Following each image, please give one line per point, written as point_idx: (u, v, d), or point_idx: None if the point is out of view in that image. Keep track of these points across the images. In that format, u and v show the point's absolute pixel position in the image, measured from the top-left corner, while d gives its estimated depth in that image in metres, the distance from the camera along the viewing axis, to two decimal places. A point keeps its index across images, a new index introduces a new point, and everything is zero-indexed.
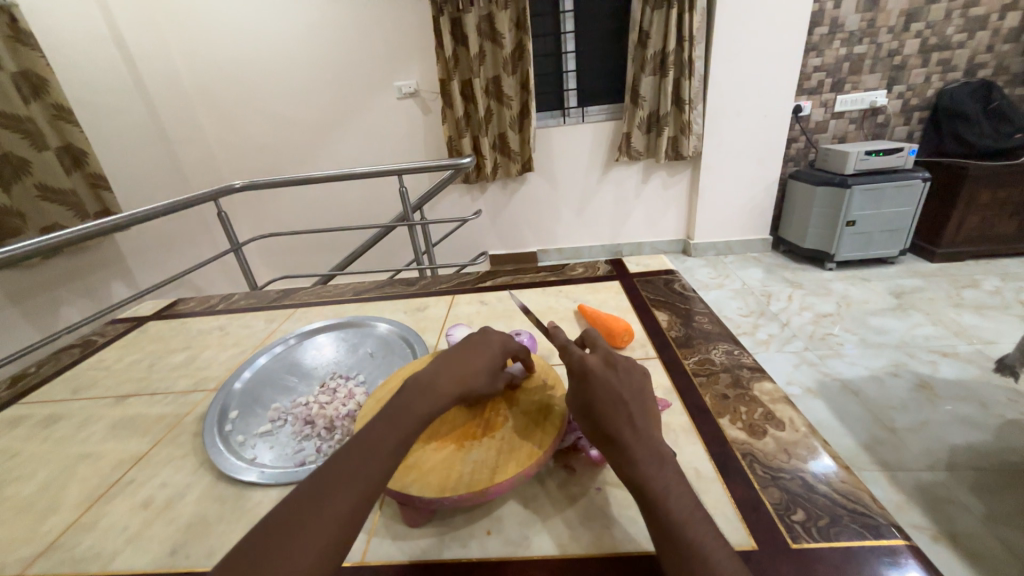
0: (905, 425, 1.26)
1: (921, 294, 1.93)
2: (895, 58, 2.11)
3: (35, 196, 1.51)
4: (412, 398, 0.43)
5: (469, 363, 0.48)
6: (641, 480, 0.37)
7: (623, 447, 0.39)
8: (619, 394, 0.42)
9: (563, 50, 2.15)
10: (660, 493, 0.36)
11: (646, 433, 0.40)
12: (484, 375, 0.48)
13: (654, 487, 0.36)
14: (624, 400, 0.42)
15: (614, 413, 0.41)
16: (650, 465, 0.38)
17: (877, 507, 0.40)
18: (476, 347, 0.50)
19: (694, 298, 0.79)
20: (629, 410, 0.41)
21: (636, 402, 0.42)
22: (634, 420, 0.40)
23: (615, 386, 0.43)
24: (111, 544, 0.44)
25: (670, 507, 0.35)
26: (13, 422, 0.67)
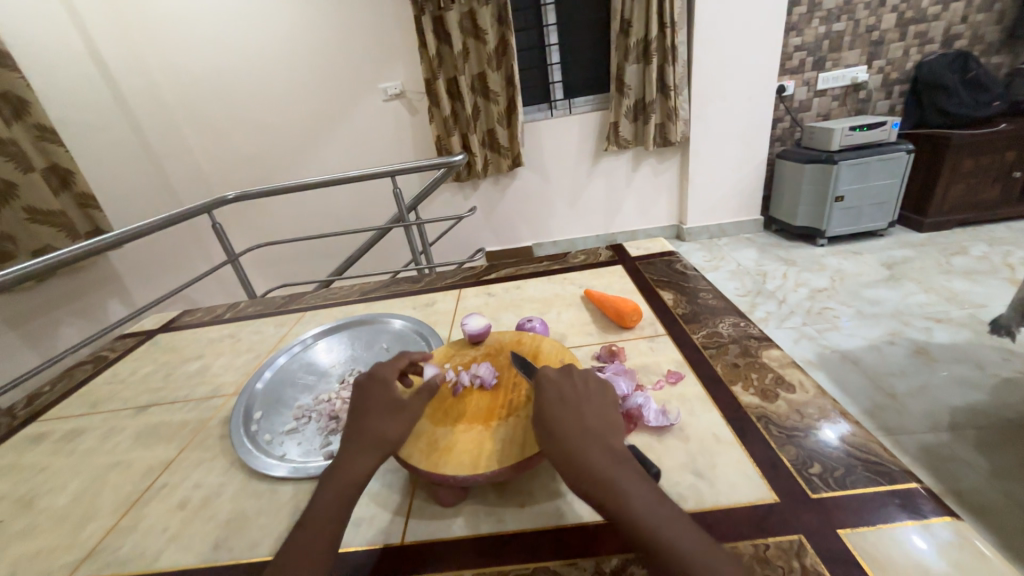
0: (905, 391, 1.29)
1: (912, 263, 1.97)
2: (874, 34, 2.14)
3: (25, 219, 1.50)
4: (329, 473, 0.41)
5: (366, 415, 0.44)
6: (597, 483, 0.35)
7: (574, 450, 0.37)
8: (558, 401, 0.42)
9: (546, 43, 2.16)
10: (619, 493, 0.34)
11: (595, 432, 0.38)
12: (390, 414, 0.45)
13: (613, 488, 0.34)
14: (572, 402, 0.41)
15: (561, 419, 0.40)
16: (605, 463, 0.36)
17: (889, 455, 0.42)
18: (365, 398, 0.46)
19: (696, 276, 0.81)
20: (577, 413, 0.40)
21: (583, 404, 0.41)
22: (581, 422, 0.39)
23: (561, 391, 0.43)
24: (154, 544, 0.46)
25: (631, 506, 0.33)
26: (35, 438, 0.68)
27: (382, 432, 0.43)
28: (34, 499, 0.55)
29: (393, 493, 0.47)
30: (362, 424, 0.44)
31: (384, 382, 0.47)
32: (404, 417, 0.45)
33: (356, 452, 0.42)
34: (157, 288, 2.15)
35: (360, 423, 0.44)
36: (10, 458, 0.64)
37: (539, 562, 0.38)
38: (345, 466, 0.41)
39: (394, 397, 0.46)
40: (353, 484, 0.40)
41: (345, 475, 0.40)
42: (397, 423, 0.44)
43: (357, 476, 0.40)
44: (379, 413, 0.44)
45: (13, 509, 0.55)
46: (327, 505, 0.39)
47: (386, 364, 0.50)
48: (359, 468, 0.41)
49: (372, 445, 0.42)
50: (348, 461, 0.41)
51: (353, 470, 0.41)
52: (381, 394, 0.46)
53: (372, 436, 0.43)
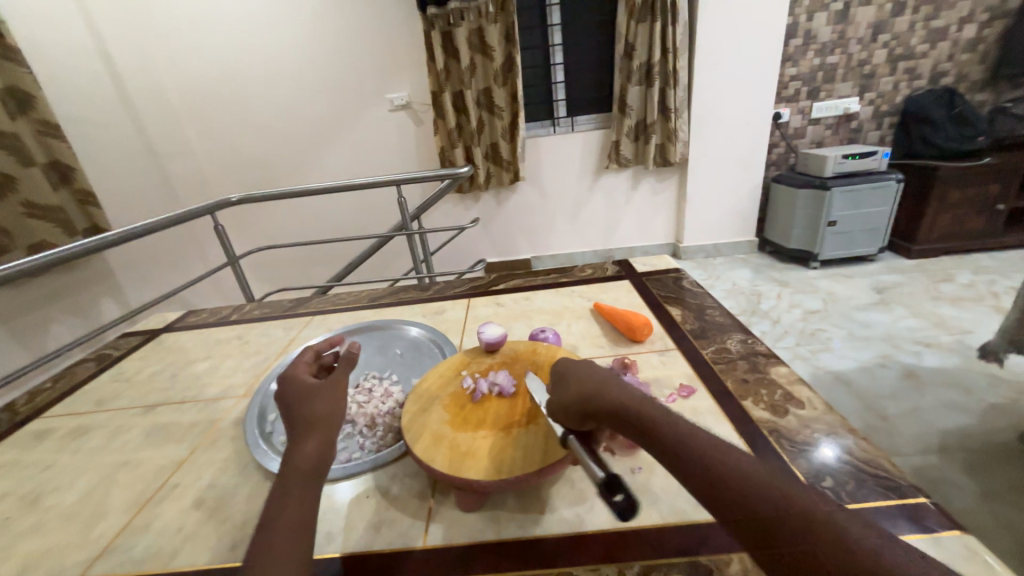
0: (896, 413, 1.32)
1: (901, 289, 2.02)
2: (865, 68, 2.23)
3: (21, 213, 1.48)
4: (281, 469, 0.42)
5: (295, 410, 0.47)
6: (641, 412, 0.34)
7: (609, 389, 0.37)
8: (580, 364, 0.43)
9: (551, 62, 2.22)
10: (663, 420, 0.33)
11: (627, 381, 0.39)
12: (314, 395, 0.48)
13: (657, 415, 0.33)
14: (595, 364, 0.42)
15: (591, 372, 0.40)
16: (643, 399, 0.35)
17: (897, 470, 0.44)
18: (287, 398, 0.49)
19: (702, 293, 0.83)
20: (603, 370, 0.41)
21: (607, 365, 0.42)
22: (610, 374, 0.40)
23: (582, 357, 0.44)
24: (169, 543, 0.45)
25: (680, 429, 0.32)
26: (38, 435, 0.67)
27: (314, 415, 0.45)
28: (40, 497, 0.55)
29: (411, 497, 0.48)
30: (298, 417, 0.46)
31: (297, 380, 0.50)
32: (334, 397, 0.48)
33: (300, 441, 0.44)
34: (152, 288, 2.13)
35: (300, 417, 0.46)
36: (13, 455, 0.63)
37: (561, 568, 0.39)
38: (293, 455, 0.43)
39: (309, 385, 0.49)
40: (306, 465, 0.41)
41: (294, 463, 0.42)
42: (327, 402, 0.47)
43: (308, 459, 0.42)
44: (309, 403, 0.47)
45: (19, 506, 0.54)
46: (291, 491, 0.40)
47: (295, 366, 0.53)
48: (306, 452, 0.42)
49: (310, 429, 0.44)
50: (300, 449, 0.43)
51: (301, 455, 0.42)
52: (298, 388, 0.49)
53: (307, 422, 0.45)
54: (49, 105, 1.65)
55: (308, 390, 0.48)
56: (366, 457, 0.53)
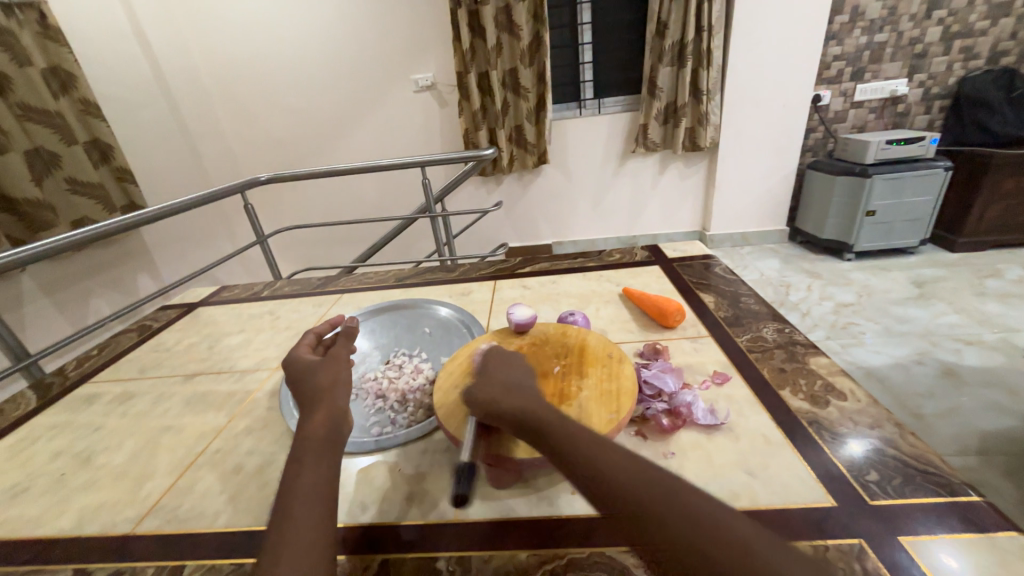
0: (932, 412, 1.27)
1: (942, 283, 1.93)
2: (917, 46, 2.09)
3: (66, 190, 1.53)
4: (296, 441, 0.43)
5: (301, 388, 0.48)
6: (530, 421, 0.39)
7: (509, 401, 0.42)
8: (487, 371, 0.48)
9: (579, 41, 2.15)
10: (548, 425, 0.38)
11: (524, 389, 0.44)
12: (315, 371, 0.49)
13: (541, 422, 0.39)
14: (501, 372, 0.48)
15: (495, 382, 0.46)
16: (535, 405, 0.41)
17: (948, 467, 0.42)
18: (294, 377, 0.50)
19: (736, 280, 0.81)
20: (507, 379, 0.46)
21: (510, 373, 0.48)
22: (511, 383, 0.45)
23: (493, 363, 0.49)
24: (212, 505, 0.47)
25: (557, 433, 0.37)
26: (87, 399, 0.71)
27: (318, 390, 0.47)
28: (92, 456, 0.58)
29: (441, 472, 0.48)
30: (306, 396, 0.47)
31: (298, 360, 0.52)
32: (336, 372, 0.49)
33: (310, 415, 0.45)
34: (185, 265, 2.20)
35: (308, 392, 0.47)
36: (64, 416, 0.67)
37: (594, 548, 0.39)
38: (305, 426, 0.44)
39: (311, 363, 0.51)
40: (318, 434, 0.43)
41: (306, 435, 0.43)
42: (330, 376, 0.49)
43: (319, 429, 0.43)
44: (314, 378, 0.48)
45: (73, 464, 0.57)
46: (306, 459, 0.40)
47: (296, 349, 0.54)
48: (316, 423, 0.44)
49: (316, 404, 0.46)
50: (311, 420, 0.44)
51: (312, 427, 0.43)
52: (301, 367, 0.51)
53: (314, 398, 0.46)
54: (88, 85, 1.70)
55: (312, 367, 0.50)
56: (397, 431, 0.54)
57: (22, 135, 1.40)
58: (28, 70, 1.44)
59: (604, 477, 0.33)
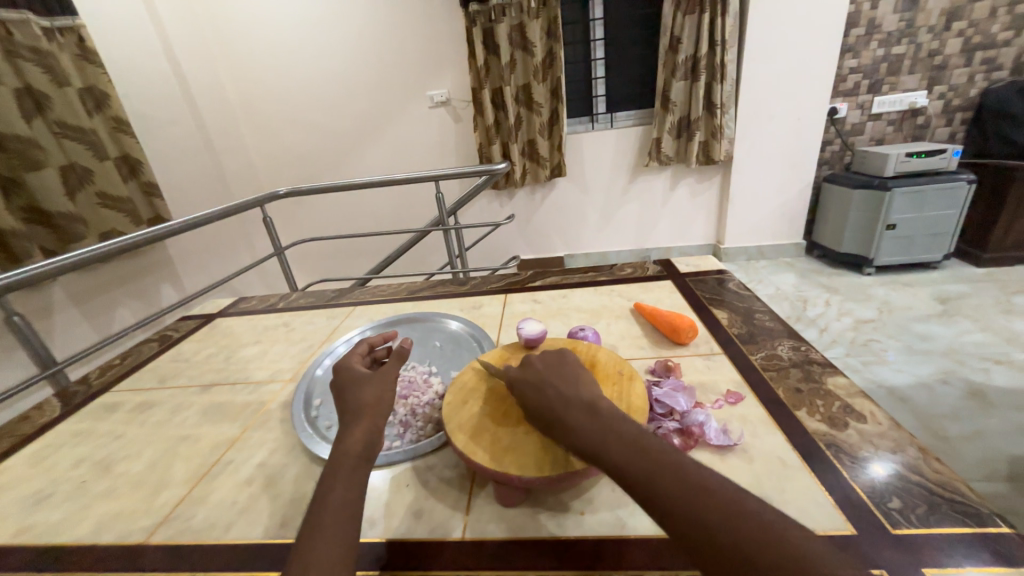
0: (959, 434, 1.22)
1: (969, 300, 1.86)
2: (936, 58, 2.06)
3: (96, 203, 1.60)
4: (331, 454, 0.43)
5: (347, 398, 0.48)
6: (588, 445, 0.37)
7: (564, 423, 0.39)
8: (537, 385, 0.44)
9: (592, 57, 2.18)
10: (607, 451, 0.36)
11: (578, 401, 0.41)
12: (362, 384, 0.49)
13: (603, 449, 0.36)
14: (551, 382, 0.44)
15: (543, 400, 0.42)
16: (588, 427, 0.38)
17: (976, 496, 0.40)
18: (342, 386, 0.50)
19: (750, 296, 0.80)
20: (557, 391, 0.42)
21: (559, 383, 0.44)
22: (559, 397, 0.42)
23: (538, 374, 0.45)
24: (225, 516, 0.48)
25: (619, 458, 0.35)
26: (109, 407, 0.73)
27: (363, 403, 0.46)
28: (111, 464, 0.59)
29: (450, 488, 0.48)
30: (347, 407, 0.47)
31: (351, 370, 0.52)
32: (382, 386, 0.49)
33: (347, 429, 0.44)
34: (205, 275, 2.26)
35: (349, 405, 0.47)
36: (87, 424, 0.69)
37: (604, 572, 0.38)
38: (343, 439, 0.44)
39: (362, 374, 0.50)
40: (354, 449, 0.42)
41: (342, 450, 0.42)
42: (375, 390, 0.48)
43: (355, 444, 0.43)
44: (360, 391, 0.48)
45: (92, 472, 0.58)
46: (339, 477, 0.40)
47: (348, 356, 0.54)
48: (354, 438, 0.43)
49: (357, 417, 0.45)
50: (347, 434, 0.44)
51: (349, 441, 0.43)
52: (352, 376, 0.50)
53: (357, 410, 0.46)
54: (121, 104, 1.77)
55: (360, 379, 0.50)
56: (406, 446, 0.54)
57: (57, 152, 1.47)
58: (66, 89, 1.51)
59: (679, 510, 0.31)
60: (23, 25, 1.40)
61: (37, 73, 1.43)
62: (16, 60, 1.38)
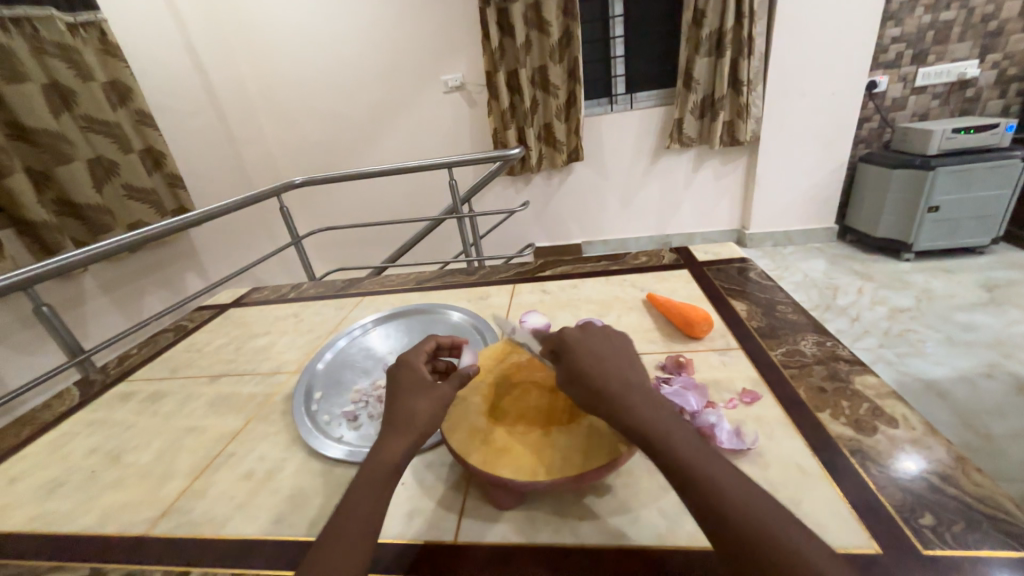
0: (1002, 431, 1.14)
1: (1018, 287, 1.73)
2: (990, 24, 1.88)
3: (122, 195, 1.64)
4: (367, 459, 0.40)
5: (396, 398, 0.44)
6: (646, 432, 0.35)
7: (622, 403, 0.37)
8: (592, 356, 0.41)
9: (611, 35, 2.09)
10: (667, 442, 0.34)
11: (636, 384, 0.38)
12: (418, 390, 0.44)
13: (664, 439, 0.34)
14: (612, 364, 0.40)
15: (600, 373, 0.39)
16: (649, 414, 0.36)
17: (1022, 514, 0.36)
18: (395, 384, 0.45)
19: (772, 287, 0.75)
20: (614, 368, 0.40)
21: (615, 361, 0.41)
22: (615, 375, 0.39)
23: (592, 346, 0.42)
24: (222, 511, 0.48)
25: (680, 452, 0.33)
26: (123, 397, 0.74)
27: (412, 411, 0.42)
28: (121, 454, 0.60)
29: (446, 489, 0.46)
30: (392, 409, 0.43)
31: (411, 366, 0.46)
32: (435, 395, 0.44)
33: (386, 436, 0.41)
34: (228, 265, 2.31)
35: (398, 409, 0.43)
36: (102, 414, 0.71)
37: None
38: (380, 448, 0.40)
39: (422, 377, 0.45)
40: (388, 463, 0.39)
41: (377, 459, 0.40)
42: (427, 400, 0.43)
43: (390, 457, 0.40)
44: (414, 396, 0.43)
45: (103, 461, 0.59)
46: (367, 487, 0.38)
47: (413, 351, 0.49)
48: (390, 450, 0.40)
49: (400, 425, 0.41)
50: (385, 442, 0.41)
51: (385, 451, 0.40)
52: (409, 375, 0.46)
53: (403, 417, 0.42)
54: (144, 97, 1.80)
55: (420, 382, 0.45)
56: None
57: (85, 145, 1.51)
58: (91, 84, 1.54)
59: (738, 514, 0.30)
60: (47, 21, 1.43)
61: (63, 70, 1.46)
62: (41, 56, 1.41)
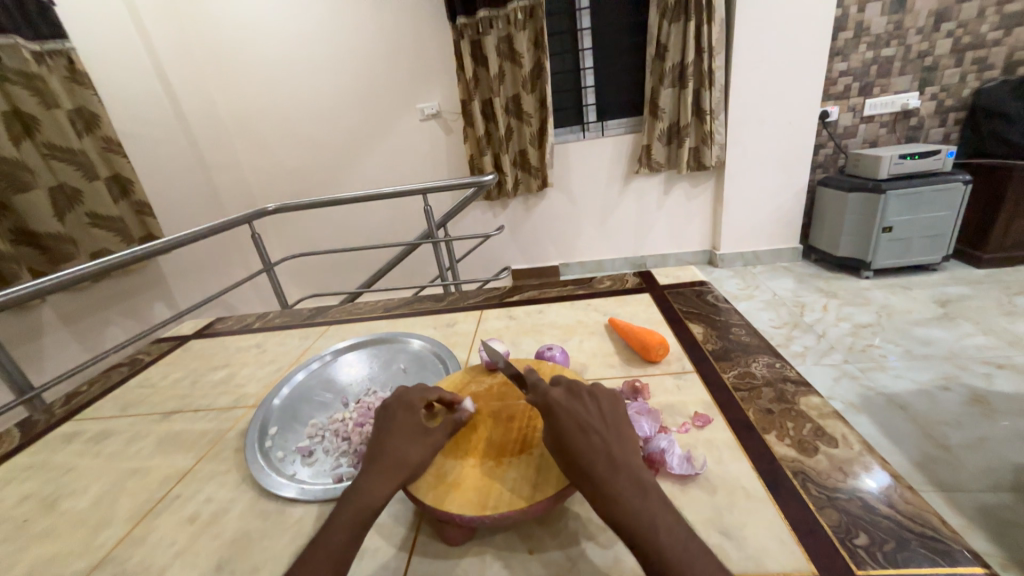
0: (961, 442, 1.18)
1: (968, 302, 1.82)
2: (926, 60, 2.04)
3: (86, 223, 1.59)
4: (346, 496, 0.39)
5: (388, 437, 0.43)
6: (633, 527, 0.34)
7: (608, 490, 0.35)
8: (580, 431, 0.38)
9: (581, 67, 2.18)
10: (653, 540, 0.33)
11: (626, 465, 0.37)
12: (411, 436, 0.44)
13: (651, 537, 0.33)
14: (595, 436, 0.38)
15: (585, 452, 0.37)
16: (636, 505, 0.34)
17: (949, 531, 0.37)
18: (390, 421, 0.45)
19: (728, 309, 0.77)
20: (601, 445, 0.38)
21: (603, 434, 0.38)
22: (601, 454, 0.37)
23: (578, 415, 0.40)
24: (160, 559, 0.46)
25: (656, 537, 0.33)
26: (67, 438, 0.71)
27: (403, 456, 0.42)
28: (57, 500, 0.57)
29: (398, 525, 0.45)
30: (382, 448, 0.42)
31: (410, 407, 0.46)
32: (427, 444, 0.44)
33: (372, 475, 0.40)
34: (198, 292, 2.25)
35: (388, 451, 0.42)
36: (42, 456, 0.67)
37: None
38: (361, 487, 0.40)
39: (419, 422, 0.45)
40: (368, 508, 0.38)
41: (359, 500, 0.39)
42: (419, 449, 0.43)
43: (372, 500, 0.39)
44: (407, 441, 0.43)
45: (37, 509, 0.56)
46: (341, 530, 0.37)
47: (414, 390, 0.48)
48: (375, 492, 0.39)
49: (390, 468, 0.41)
50: (367, 483, 0.40)
51: (368, 492, 0.39)
52: (405, 417, 0.45)
53: (392, 460, 0.41)
54: (112, 124, 1.78)
55: (415, 426, 0.44)
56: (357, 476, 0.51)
57: (47, 173, 1.47)
58: (55, 112, 1.51)
59: None
60: (12, 50, 1.41)
61: (26, 97, 1.43)
62: (5, 84, 1.38)
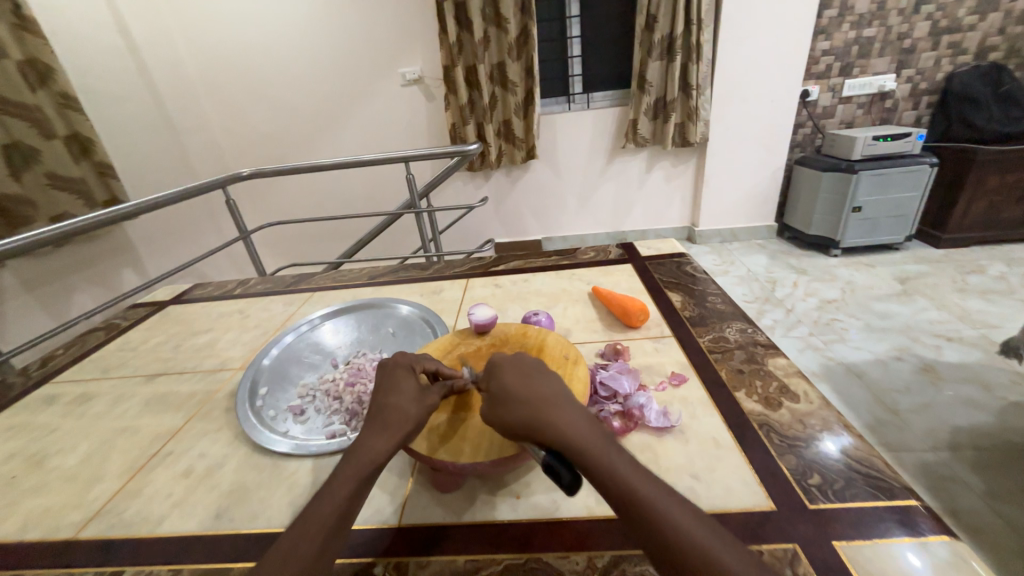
0: (908, 407, 1.28)
1: (926, 279, 1.94)
2: (905, 42, 2.08)
3: (44, 184, 1.50)
4: (349, 452, 0.41)
5: (386, 396, 0.44)
6: (585, 447, 0.35)
7: (559, 415, 0.37)
8: (526, 375, 0.41)
9: (568, 35, 2.13)
10: (603, 458, 0.34)
11: (568, 401, 0.39)
12: (408, 395, 0.45)
13: (601, 454, 0.35)
14: (538, 380, 0.41)
15: (533, 390, 0.40)
16: (585, 430, 0.36)
17: (892, 471, 0.42)
18: (390, 381, 0.46)
19: (705, 279, 0.81)
20: (547, 386, 0.41)
21: (544, 378, 0.42)
22: (547, 390, 0.40)
23: (522, 365, 0.43)
24: (158, 509, 0.47)
25: (601, 453, 0.35)
26: (47, 400, 0.70)
27: (403, 412, 0.43)
28: (44, 458, 0.57)
29: (392, 476, 0.48)
30: (384, 406, 0.44)
31: (408, 369, 0.47)
32: (425, 400, 0.45)
33: (374, 433, 0.41)
34: (170, 260, 2.17)
35: (388, 408, 0.43)
36: (23, 417, 0.66)
37: (533, 554, 0.38)
38: (364, 444, 0.41)
39: (417, 382, 0.46)
40: (369, 460, 0.39)
41: (362, 455, 0.40)
42: (417, 405, 0.44)
43: (374, 454, 0.40)
44: (405, 399, 0.44)
45: (24, 467, 0.56)
46: (346, 482, 0.38)
47: (409, 355, 0.50)
48: (377, 448, 0.40)
49: (391, 424, 0.42)
50: (370, 440, 0.41)
51: (370, 449, 0.40)
52: (403, 377, 0.46)
53: (393, 417, 0.43)
54: (67, 77, 1.65)
55: (412, 386, 0.46)
56: (349, 433, 0.53)
57: None
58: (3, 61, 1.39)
59: (660, 513, 0.32)
60: None
61: None
62: None
